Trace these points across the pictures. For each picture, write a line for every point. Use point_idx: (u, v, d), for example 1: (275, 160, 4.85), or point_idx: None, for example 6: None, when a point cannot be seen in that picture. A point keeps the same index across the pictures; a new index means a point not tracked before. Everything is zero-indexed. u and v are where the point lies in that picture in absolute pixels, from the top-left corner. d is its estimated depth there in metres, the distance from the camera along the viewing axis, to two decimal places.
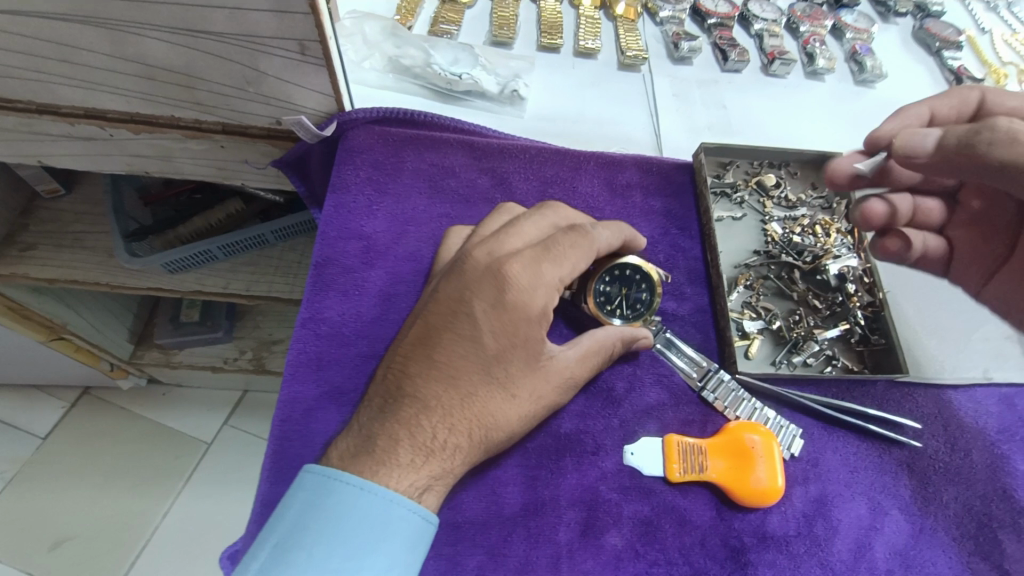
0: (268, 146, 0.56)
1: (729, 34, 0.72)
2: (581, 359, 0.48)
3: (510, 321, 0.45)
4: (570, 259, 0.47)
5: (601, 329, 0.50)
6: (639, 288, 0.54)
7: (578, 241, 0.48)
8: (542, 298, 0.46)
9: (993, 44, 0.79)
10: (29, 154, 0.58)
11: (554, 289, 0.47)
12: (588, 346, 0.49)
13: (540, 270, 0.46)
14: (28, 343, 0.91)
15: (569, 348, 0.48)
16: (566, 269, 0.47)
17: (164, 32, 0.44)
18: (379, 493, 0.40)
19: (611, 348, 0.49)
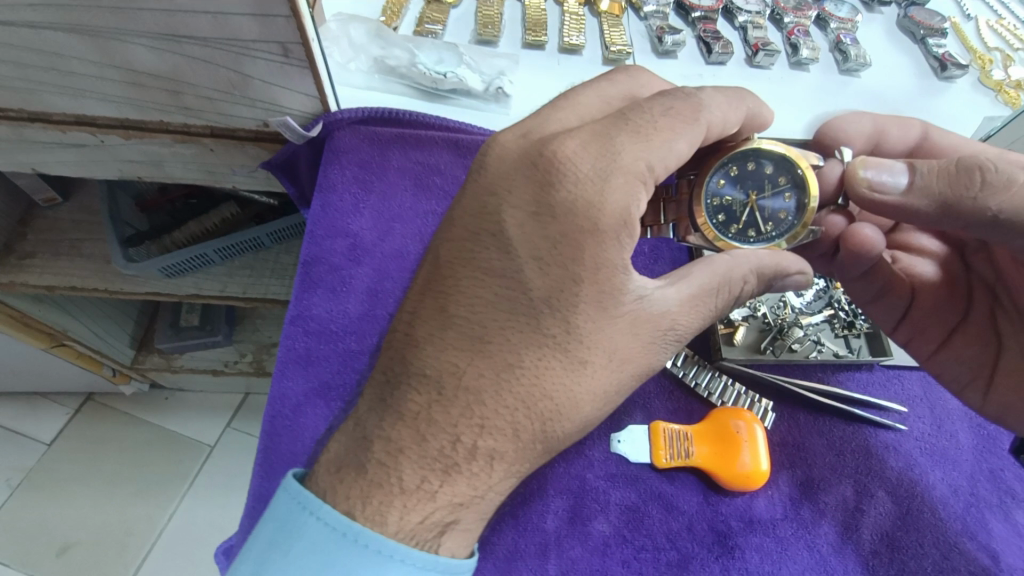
0: (257, 149, 0.57)
1: (713, 27, 0.72)
2: (691, 301, 0.43)
3: (559, 235, 0.40)
4: (658, 137, 0.40)
5: (727, 262, 0.43)
6: (775, 199, 0.47)
7: (680, 107, 0.41)
8: (622, 195, 0.39)
9: (978, 30, 0.79)
10: (23, 162, 0.59)
11: (634, 179, 0.40)
12: (693, 281, 0.43)
13: (615, 150, 0.40)
14: (29, 350, 0.92)
15: (674, 287, 0.42)
16: (658, 149, 0.40)
17: (149, 39, 0.45)
18: (367, 542, 0.37)
19: (740, 280, 0.43)
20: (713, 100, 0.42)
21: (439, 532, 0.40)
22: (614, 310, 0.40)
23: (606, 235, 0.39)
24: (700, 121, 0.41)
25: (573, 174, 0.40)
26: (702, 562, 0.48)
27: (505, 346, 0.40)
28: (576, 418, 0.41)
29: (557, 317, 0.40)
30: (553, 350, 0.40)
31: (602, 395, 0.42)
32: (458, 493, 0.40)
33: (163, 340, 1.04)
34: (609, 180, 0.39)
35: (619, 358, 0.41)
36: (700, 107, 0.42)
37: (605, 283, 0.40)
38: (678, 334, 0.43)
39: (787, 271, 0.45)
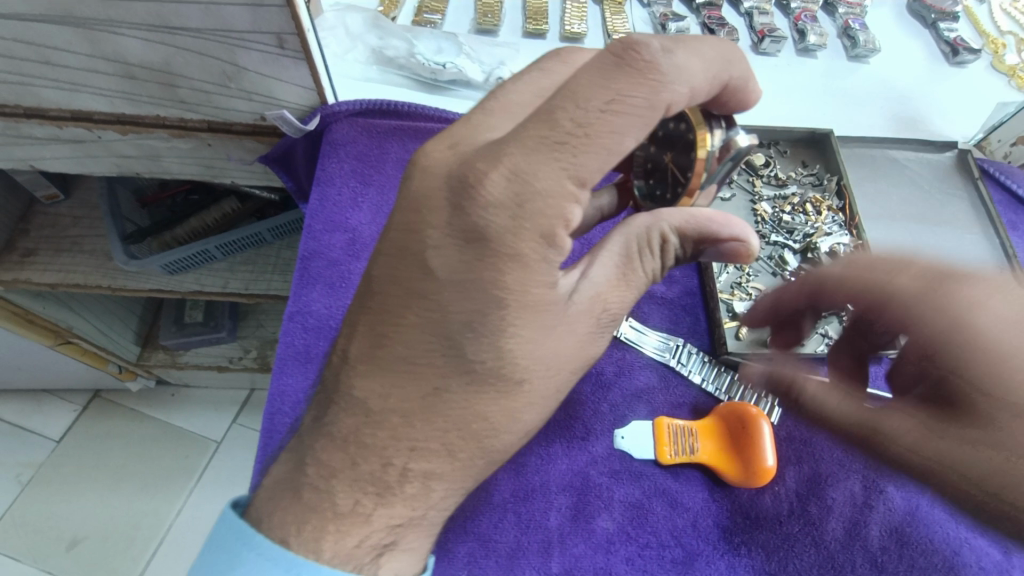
0: (254, 143, 0.56)
1: (718, 14, 0.71)
2: (610, 275, 0.42)
3: (477, 257, 0.37)
4: (593, 148, 0.36)
5: (638, 231, 0.42)
6: (680, 156, 0.42)
7: (637, 93, 0.36)
8: (545, 217, 0.36)
9: (990, 14, 0.77)
10: (21, 159, 0.59)
11: (559, 196, 0.36)
12: (610, 253, 0.42)
13: (541, 159, 0.35)
14: (34, 348, 0.93)
15: (590, 265, 0.42)
16: (591, 161, 0.36)
17: (142, 31, 0.44)
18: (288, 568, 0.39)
19: (657, 243, 0.42)
20: (681, 69, 0.37)
21: (379, 552, 0.41)
22: (552, 320, 0.40)
23: (530, 259, 0.37)
24: (658, 106, 0.37)
25: (489, 198, 0.36)
26: (707, 559, 0.47)
27: (432, 372, 0.39)
28: (519, 429, 0.42)
29: (484, 343, 0.38)
30: (483, 377, 0.39)
31: (545, 402, 0.42)
32: (395, 515, 0.41)
33: (166, 336, 1.04)
34: (539, 192, 0.36)
35: (562, 364, 0.41)
36: (661, 86, 0.36)
37: (538, 304, 0.39)
38: (615, 314, 0.43)
39: (715, 234, 0.41)
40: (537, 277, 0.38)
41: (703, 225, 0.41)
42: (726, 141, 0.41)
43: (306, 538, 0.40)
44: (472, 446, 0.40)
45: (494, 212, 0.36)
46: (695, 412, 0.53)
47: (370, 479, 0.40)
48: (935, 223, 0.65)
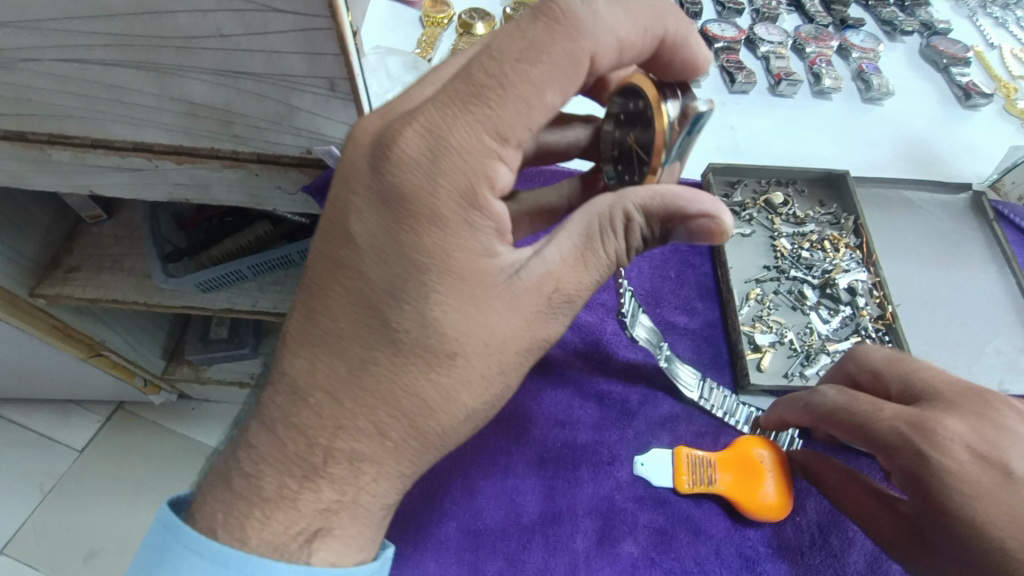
0: (299, 174, 0.60)
1: (736, 57, 0.75)
2: (566, 253, 0.43)
3: (398, 220, 0.40)
4: (511, 101, 0.38)
5: (599, 211, 0.43)
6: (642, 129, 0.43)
7: (554, 43, 0.39)
8: (463, 174, 0.39)
9: (1001, 59, 0.80)
10: (81, 185, 0.63)
11: (472, 149, 0.39)
12: (571, 232, 0.43)
13: (458, 114, 0.39)
14: (70, 360, 0.96)
15: (547, 245, 0.43)
16: (507, 114, 0.39)
17: (209, 75, 0.48)
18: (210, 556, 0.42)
19: (618, 222, 0.43)
20: (601, 21, 0.40)
21: (307, 539, 0.43)
22: (485, 294, 0.41)
23: (451, 219, 0.39)
24: (578, 55, 0.39)
25: (406, 156, 0.39)
26: None
27: (359, 346, 0.42)
28: (454, 409, 0.43)
29: (408, 311, 0.41)
30: (409, 349, 0.42)
31: (481, 381, 0.43)
32: (320, 499, 0.43)
33: (193, 352, 1.07)
34: (453, 146, 0.39)
35: (497, 343, 0.43)
36: (580, 34, 0.39)
37: (466, 270, 0.41)
38: (566, 294, 0.44)
39: (682, 211, 0.42)
40: (462, 243, 0.40)
41: (667, 202, 0.42)
42: (685, 104, 0.41)
43: (261, 524, 0.42)
44: (413, 427, 0.42)
45: (410, 169, 0.39)
46: (718, 442, 0.54)
47: (319, 462, 0.43)
48: (953, 262, 0.67)
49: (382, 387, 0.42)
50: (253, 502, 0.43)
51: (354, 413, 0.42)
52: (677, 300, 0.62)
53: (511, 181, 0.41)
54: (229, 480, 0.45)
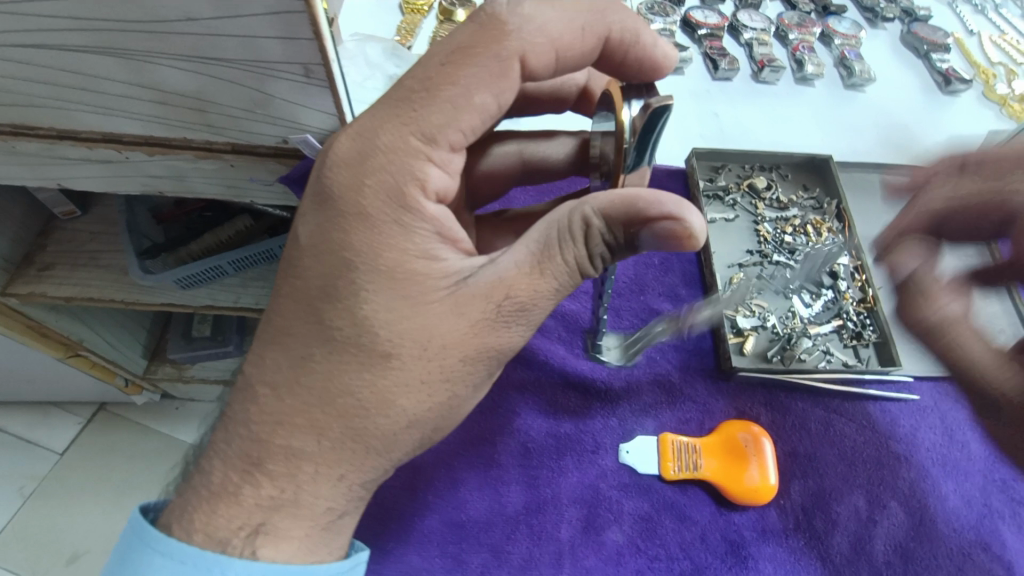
0: (277, 164, 0.58)
1: (720, 44, 0.74)
2: (521, 263, 0.42)
3: (333, 217, 0.43)
4: (435, 107, 0.42)
5: (559, 219, 0.41)
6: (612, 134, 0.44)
7: (481, 46, 0.42)
8: (390, 173, 0.42)
9: (981, 45, 0.80)
10: (51, 178, 0.61)
11: (402, 149, 0.42)
12: (528, 242, 0.42)
13: (385, 120, 0.43)
14: (47, 360, 0.94)
15: (503, 256, 0.42)
16: (431, 117, 0.42)
17: (178, 61, 0.47)
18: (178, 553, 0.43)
19: (579, 230, 0.41)
20: (532, 21, 0.43)
21: (250, 534, 0.43)
22: (417, 293, 0.42)
23: (381, 216, 0.42)
24: (504, 55, 0.42)
25: (339, 157, 0.43)
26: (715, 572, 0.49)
27: (301, 341, 0.43)
28: (391, 412, 0.43)
29: (341, 309, 0.42)
30: (343, 344, 0.42)
31: (425, 385, 0.43)
32: (260, 496, 0.43)
33: (175, 350, 1.05)
34: (380, 148, 0.42)
35: (436, 347, 0.42)
36: (506, 35, 0.43)
37: (399, 268, 0.42)
38: (517, 302, 0.42)
39: (643, 211, 0.40)
40: (391, 241, 0.42)
41: (627, 203, 0.40)
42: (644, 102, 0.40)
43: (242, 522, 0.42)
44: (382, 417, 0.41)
45: (339, 169, 0.42)
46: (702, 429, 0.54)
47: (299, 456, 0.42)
48: None
49: (362, 378, 0.41)
50: (205, 494, 0.44)
51: (334, 406, 0.42)
52: (661, 287, 0.62)
53: (444, 183, 0.45)
54: (211, 476, 0.45)
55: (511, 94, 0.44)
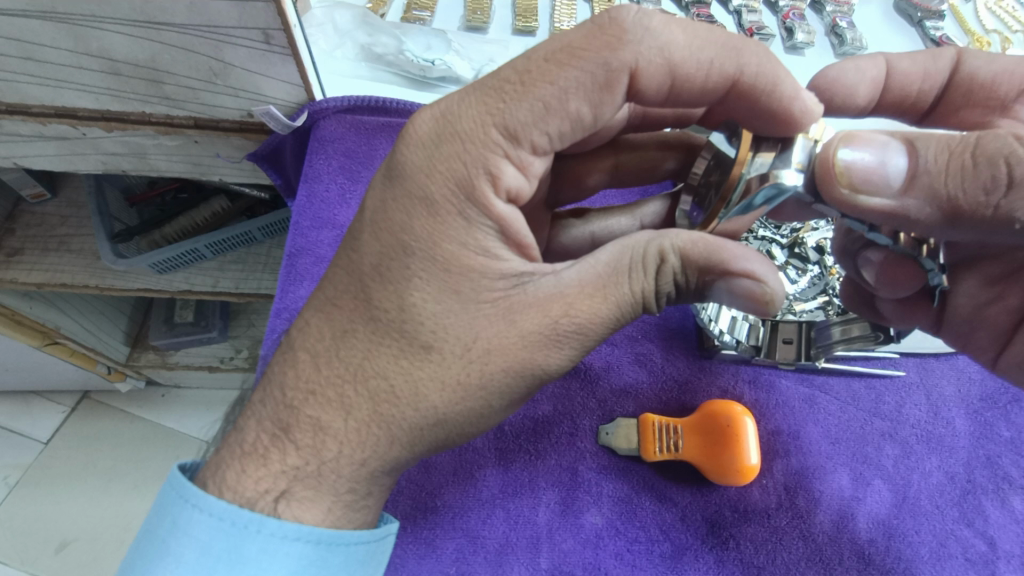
0: (242, 140, 0.56)
1: (707, 11, 0.71)
2: (582, 281, 0.38)
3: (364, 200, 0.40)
4: (527, 98, 0.37)
5: (630, 239, 0.39)
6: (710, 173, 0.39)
7: (592, 51, 0.37)
8: (459, 160, 0.38)
9: (975, 12, 0.78)
10: (5, 156, 0.58)
11: (490, 145, 0.37)
12: (597, 260, 0.38)
13: (472, 102, 0.38)
14: (22, 349, 0.90)
15: (568, 267, 0.39)
16: (521, 110, 0.37)
17: (126, 26, 0.44)
18: (189, 502, 0.38)
19: (651, 261, 0.38)
20: (656, 36, 0.37)
21: (273, 498, 0.39)
22: (437, 286, 0.38)
23: (443, 208, 0.38)
24: (614, 65, 0.37)
25: (416, 134, 0.39)
26: (695, 553, 0.48)
27: (301, 324, 0.42)
28: (420, 407, 0.38)
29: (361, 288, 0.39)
30: (387, 328, 0.38)
31: (442, 382, 0.38)
32: (286, 462, 0.39)
33: (157, 337, 1.03)
34: (460, 133, 0.38)
35: (478, 350, 0.38)
36: (622, 45, 0.37)
37: (452, 264, 0.38)
38: (574, 322, 0.38)
39: (725, 260, 0.37)
40: (451, 232, 0.38)
41: (710, 247, 0.37)
42: (770, 169, 0.36)
43: None
44: (361, 403, 0.38)
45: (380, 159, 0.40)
46: (684, 409, 0.53)
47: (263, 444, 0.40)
48: None
49: (325, 359, 0.39)
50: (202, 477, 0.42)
51: (300, 387, 0.39)
52: None
53: (521, 184, 0.39)
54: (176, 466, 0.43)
55: (612, 110, 0.39)
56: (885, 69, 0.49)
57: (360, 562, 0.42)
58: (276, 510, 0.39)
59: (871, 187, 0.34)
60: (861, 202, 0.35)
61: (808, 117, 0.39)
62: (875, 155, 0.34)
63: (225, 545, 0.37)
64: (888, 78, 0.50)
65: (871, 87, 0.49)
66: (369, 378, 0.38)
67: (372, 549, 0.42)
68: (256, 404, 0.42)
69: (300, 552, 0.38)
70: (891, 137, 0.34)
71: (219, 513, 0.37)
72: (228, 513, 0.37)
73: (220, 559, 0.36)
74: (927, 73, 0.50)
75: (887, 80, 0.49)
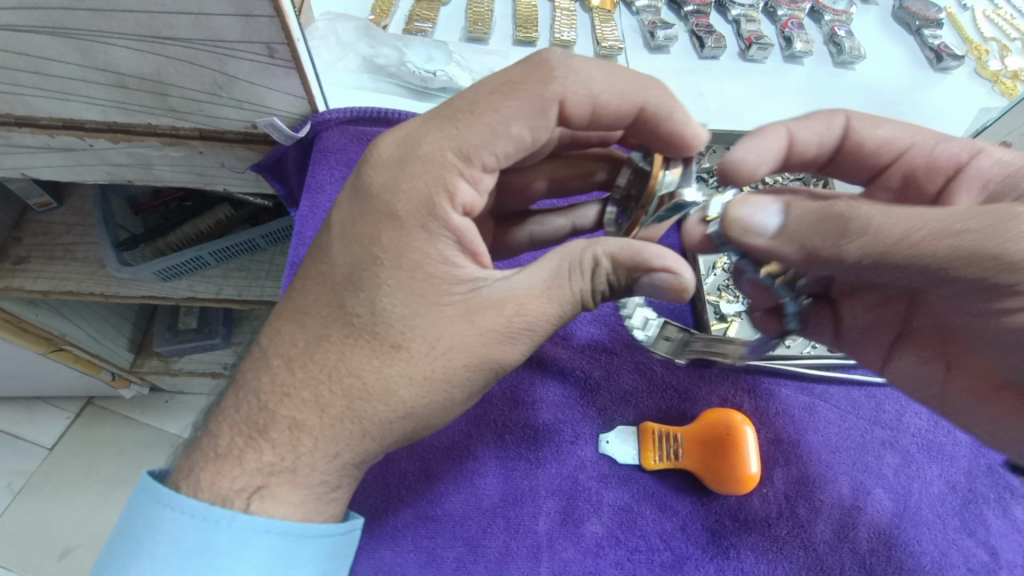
0: (246, 150, 0.56)
1: (706, 21, 0.72)
2: (528, 286, 0.39)
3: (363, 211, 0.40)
4: (476, 125, 0.39)
5: (566, 247, 0.40)
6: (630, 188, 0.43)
7: (527, 83, 0.40)
8: (423, 181, 0.39)
9: (974, 20, 0.78)
10: (12, 167, 0.59)
11: (443, 166, 0.39)
12: (538, 268, 0.39)
13: (430, 129, 0.40)
14: (28, 356, 0.91)
15: (512, 273, 0.40)
16: (471, 134, 0.39)
17: (132, 41, 0.44)
18: (162, 501, 0.38)
19: (588, 267, 0.39)
20: (577, 73, 0.41)
21: (273, 507, 0.39)
22: (439, 298, 0.38)
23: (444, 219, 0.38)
24: (546, 96, 0.40)
25: (379, 157, 0.40)
26: (696, 562, 0.48)
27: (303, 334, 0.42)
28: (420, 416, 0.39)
29: (363, 298, 0.39)
30: (388, 340, 0.38)
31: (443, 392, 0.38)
32: (287, 471, 0.39)
33: (160, 343, 1.04)
34: (418, 156, 0.39)
35: (478, 360, 0.38)
36: (550, 79, 0.40)
37: (422, 272, 0.38)
38: None
39: (648, 264, 0.39)
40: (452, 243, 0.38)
41: (635, 253, 0.39)
42: (677, 186, 0.40)
43: None
44: (362, 413, 0.39)
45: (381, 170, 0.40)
46: (684, 418, 0.53)
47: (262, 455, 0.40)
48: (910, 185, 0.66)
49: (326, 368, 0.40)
50: None
51: (293, 394, 0.39)
52: None
53: (473, 200, 0.40)
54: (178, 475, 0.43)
55: (547, 133, 0.41)
56: (786, 140, 0.49)
57: (327, 557, 0.41)
58: (277, 519, 0.39)
59: (753, 232, 0.39)
60: (746, 243, 0.40)
61: (696, 143, 0.43)
62: (752, 210, 0.39)
63: (196, 539, 0.37)
64: (788, 148, 0.50)
65: (773, 162, 0.48)
66: (370, 388, 0.38)
67: (340, 544, 0.42)
68: (230, 409, 0.41)
69: (272, 545, 0.38)
70: (773, 199, 0.39)
71: (191, 510, 0.38)
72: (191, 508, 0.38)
73: (190, 556, 0.37)
74: (821, 139, 0.50)
75: (788, 150, 0.50)
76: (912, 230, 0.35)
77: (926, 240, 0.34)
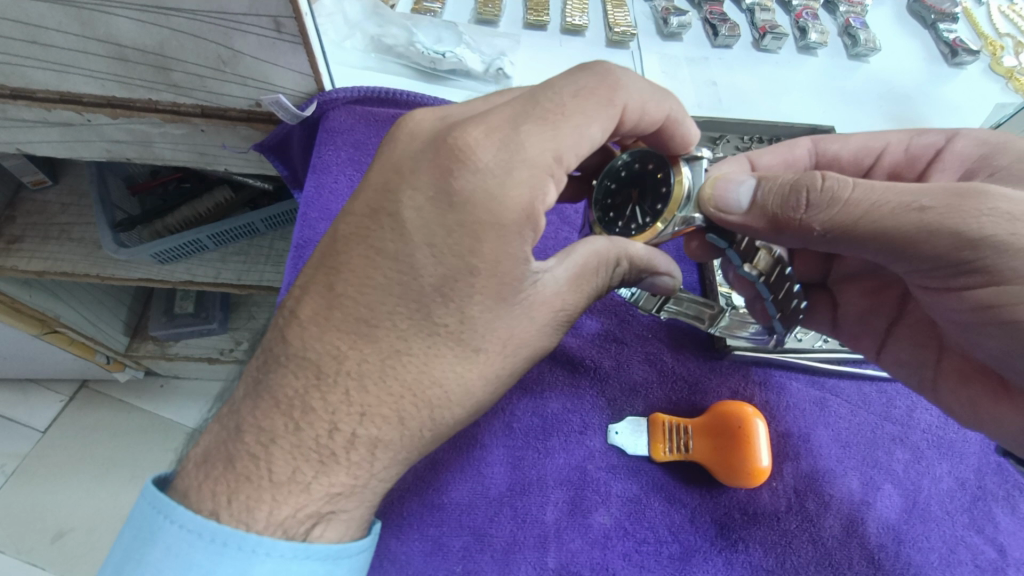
0: (249, 129, 0.55)
1: (720, 9, 0.71)
2: (570, 280, 0.41)
3: (373, 192, 0.39)
4: (568, 126, 0.38)
5: (593, 243, 0.42)
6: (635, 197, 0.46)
7: (597, 89, 0.39)
8: (526, 186, 0.36)
9: (988, 16, 0.77)
10: (8, 141, 0.57)
11: (541, 171, 0.37)
12: (574, 259, 0.41)
13: (529, 131, 0.37)
14: (22, 337, 0.89)
15: (557, 264, 0.40)
16: (567, 137, 0.37)
17: (134, 11, 0.43)
18: (173, 520, 0.34)
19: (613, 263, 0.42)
20: (634, 81, 0.41)
21: None
22: (452, 282, 0.37)
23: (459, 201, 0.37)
24: (617, 101, 0.40)
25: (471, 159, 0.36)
26: (705, 554, 0.48)
27: None
28: (430, 402, 0.38)
29: (372, 280, 0.38)
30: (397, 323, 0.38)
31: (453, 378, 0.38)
32: None
33: (157, 327, 1.02)
34: (522, 159, 0.36)
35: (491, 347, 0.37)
36: (616, 88, 0.40)
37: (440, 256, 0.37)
38: None
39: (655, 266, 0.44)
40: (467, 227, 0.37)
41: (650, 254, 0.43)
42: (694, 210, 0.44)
43: None
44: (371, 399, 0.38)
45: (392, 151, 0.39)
46: (694, 410, 0.53)
47: None
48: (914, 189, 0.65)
49: None
50: None
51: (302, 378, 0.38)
52: None
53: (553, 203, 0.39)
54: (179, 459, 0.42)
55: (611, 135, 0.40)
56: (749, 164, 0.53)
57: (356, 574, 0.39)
58: None
59: (726, 205, 0.43)
60: (720, 216, 0.44)
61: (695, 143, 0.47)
62: (728, 184, 0.43)
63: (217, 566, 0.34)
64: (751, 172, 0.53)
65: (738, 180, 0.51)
66: (379, 374, 0.37)
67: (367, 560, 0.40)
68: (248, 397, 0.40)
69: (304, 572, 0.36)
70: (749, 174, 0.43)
71: (210, 533, 0.34)
72: (209, 529, 0.34)
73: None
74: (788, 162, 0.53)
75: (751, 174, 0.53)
76: (877, 203, 0.38)
77: (892, 213, 0.38)
